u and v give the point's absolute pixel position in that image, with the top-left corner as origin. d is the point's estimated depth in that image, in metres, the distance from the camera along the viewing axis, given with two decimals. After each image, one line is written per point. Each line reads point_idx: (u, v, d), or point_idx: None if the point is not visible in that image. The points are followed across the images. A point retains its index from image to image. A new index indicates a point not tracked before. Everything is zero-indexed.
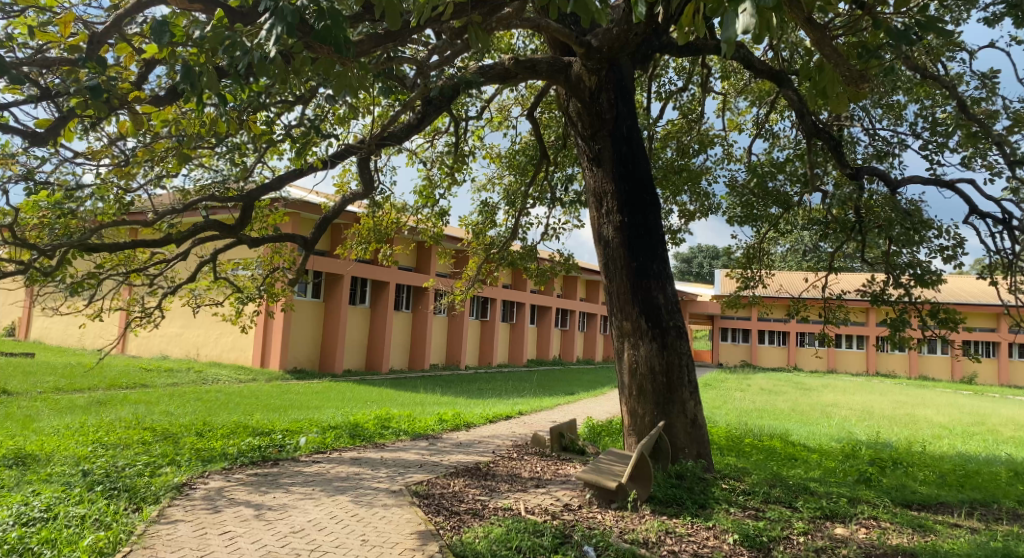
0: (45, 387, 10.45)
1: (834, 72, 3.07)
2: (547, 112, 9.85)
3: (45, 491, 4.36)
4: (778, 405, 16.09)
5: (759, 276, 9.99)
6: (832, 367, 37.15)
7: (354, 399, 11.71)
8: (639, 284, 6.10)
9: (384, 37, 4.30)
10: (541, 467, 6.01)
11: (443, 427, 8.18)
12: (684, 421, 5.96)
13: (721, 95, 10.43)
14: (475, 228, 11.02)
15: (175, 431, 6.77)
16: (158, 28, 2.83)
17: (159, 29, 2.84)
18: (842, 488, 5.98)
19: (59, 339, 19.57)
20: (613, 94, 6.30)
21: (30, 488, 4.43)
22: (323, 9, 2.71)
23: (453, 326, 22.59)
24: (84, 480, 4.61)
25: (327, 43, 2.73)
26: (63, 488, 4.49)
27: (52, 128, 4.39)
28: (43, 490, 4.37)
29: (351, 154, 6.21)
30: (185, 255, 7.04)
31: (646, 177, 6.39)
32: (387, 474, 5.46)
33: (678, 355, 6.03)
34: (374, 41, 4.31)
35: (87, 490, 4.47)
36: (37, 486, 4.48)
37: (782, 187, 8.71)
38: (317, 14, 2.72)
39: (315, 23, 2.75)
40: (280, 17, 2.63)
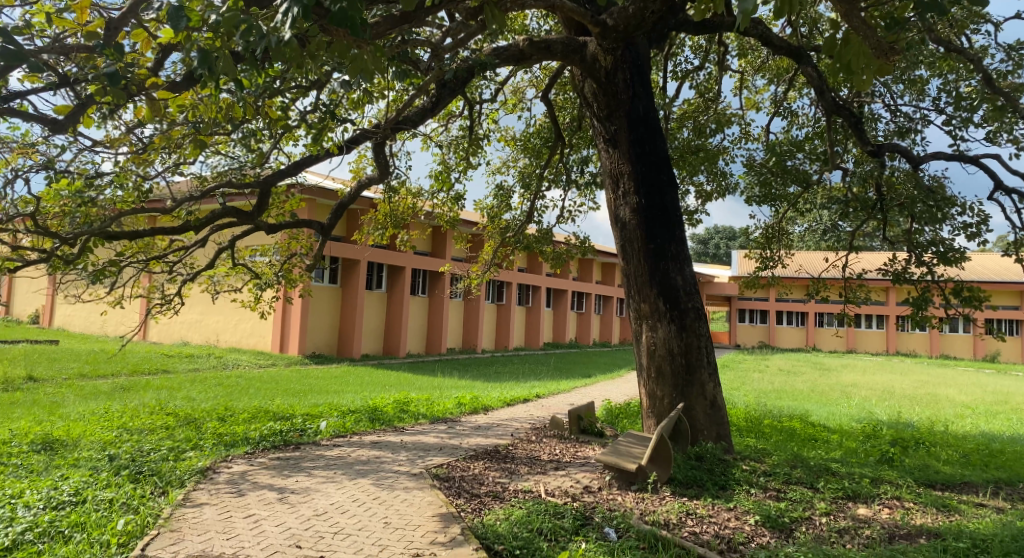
0: (70, 374, 10.65)
1: (861, 46, 2.97)
2: (562, 93, 9.74)
3: (73, 475, 4.45)
4: (797, 386, 15.97)
5: (778, 257, 9.87)
6: (852, 347, 36.76)
7: (372, 383, 11.80)
8: (656, 266, 6.05)
9: (399, 19, 4.28)
10: (560, 450, 6.02)
11: (461, 411, 8.22)
12: (703, 403, 5.92)
13: (738, 73, 10.24)
14: (490, 212, 10.98)
15: (197, 417, 6.86)
16: (173, 14, 2.75)
17: (174, 15, 2.78)
18: (864, 468, 5.93)
19: (82, 326, 19.93)
20: (629, 74, 6.21)
21: (59, 473, 4.52)
22: None
23: (469, 311, 22.66)
24: (110, 465, 4.70)
25: (342, 25, 2.68)
26: (90, 472, 4.58)
27: (71, 114, 4.33)
28: (72, 474, 4.46)
29: (367, 139, 6.20)
30: (203, 242, 7.09)
31: (663, 157, 6.30)
32: (407, 458, 5.51)
33: (696, 337, 5.98)
34: (389, 23, 4.28)
35: (114, 474, 4.55)
36: (65, 471, 4.58)
37: (801, 166, 8.56)
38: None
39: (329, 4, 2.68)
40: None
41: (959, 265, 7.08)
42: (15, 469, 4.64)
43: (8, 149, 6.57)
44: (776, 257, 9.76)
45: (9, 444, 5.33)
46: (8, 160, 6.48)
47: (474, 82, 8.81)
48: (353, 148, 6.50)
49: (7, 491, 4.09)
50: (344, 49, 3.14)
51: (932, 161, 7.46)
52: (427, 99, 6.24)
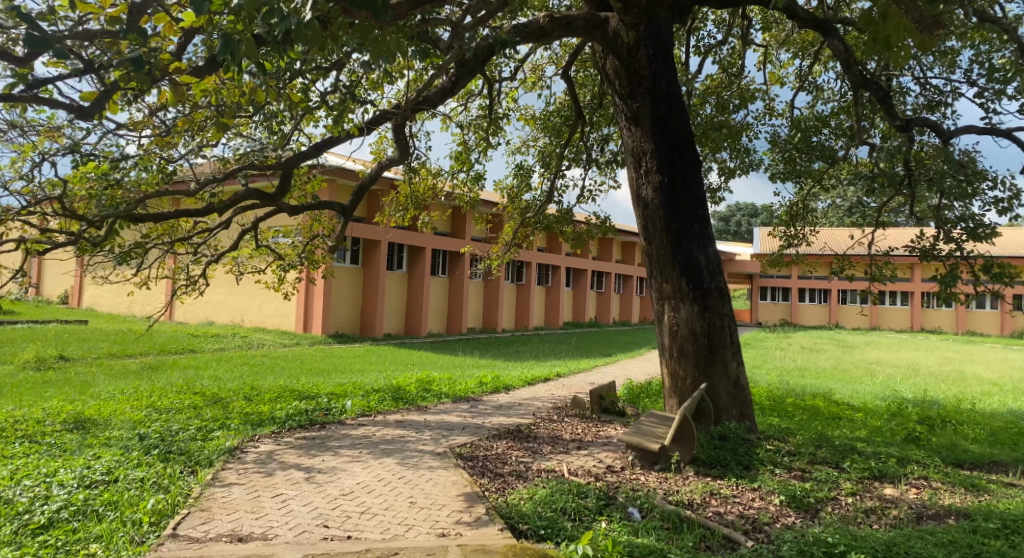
0: (99, 354, 10.90)
1: (900, 19, 2.91)
2: (582, 70, 9.58)
3: (105, 454, 4.57)
4: (821, 364, 15.82)
5: (803, 235, 9.69)
6: (876, 325, 36.25)
7: (394, 363, 11.91)
8: (679, 245, 5.98)
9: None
10: (582, 429, 6.03)
11: (483, 390, 8.27)
12: (727, 383, 5.88)
13: (763, 47, 9.98)
14: (510, 192, 10.92)
15: (224, 396, 6.99)
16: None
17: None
18: (890, 447, 5.85)
19: (110, 306, 20.35)
20: (651, 50, 6.08)
21: (92, 452, 4.64)
22: None
23: (489, 291, 22.70)
24: (141, 444, 4.81)
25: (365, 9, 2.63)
26: (122, 451, 4.70)
27: (96, 101, 4.43)
28: (104, 453, 4.58)
29: (387, 120, 6.18)
30: (227, 224, 7.15)
31: (687, 135, 6.18)
32: (431, 437, 5.56)
33: (720, 317, 5.93)
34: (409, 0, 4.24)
35: (145, 453, 4.66)
36: (97, 450, 4.69)
37: (826, 141, 8.36)
38: None
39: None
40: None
41: (991, 241, 6.86)
42: (50, 448, 4.77)
43: (33, 133, 6.65)
44: (801, 235, 9.58)
45: (44, 423, 5.47)
46: (34, 144, 6.57)
47: (492, 60, 8.71)
48: (373, 129, 6.49)
49: (42, 470, 4.21)
50: (367, 31, 3.06)
51: (964, 135, 7.24)
52: (446, 78, 6.19)
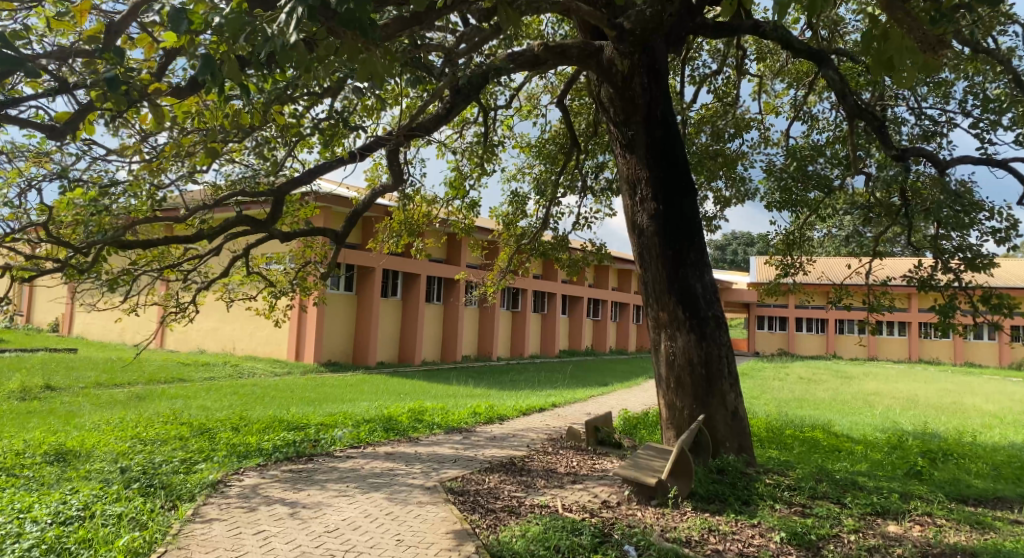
0: (87, 383, 10.71)
1: (902, 37, 2.83)
2: (578, 99, 9.63)
3: (84, 488, 4.42)
4: (819, 394, 15.67)
5: (799, 263, 9.64)
6: (873, 354, 36.15)
7: (388, 392, 11.73)
8: (675, 273, 5.91)
9: (410, 21, 4.15)
10: (577, 462, 5.89)
11: (476, 421, 8.12)
12: (725, 414, 5.76)
13: (757, 77, 10.08)
14: (506, 219, 10.91)
15: (211, 427, 6.84)
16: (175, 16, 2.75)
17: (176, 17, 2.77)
18: (892, 482, 5.72)
19: (100, 334, 20.13)
20: (647, 78, 6.06)
21: (70, 486, 4.49)
22: None
23: (485, 318, 22.58)
24: (121, 478, 4.66)
25: (351, 27, 2.59)
26: (101, 485, 4.54)
27: (70, 121, 4.33)
28: (82, 488, 4.42)
29: (381, 147, 6.14)
30: (218, 250, 7.07)
31: (682, 162, 6.15)
32: (421, 470, 5.41)
33: (717, 346, 5.83)
34: (401, 24, 4.18)
35: (124, 487, 4.51)
36: (76, 484, 4.54)
37: (822, 171, 8.38)
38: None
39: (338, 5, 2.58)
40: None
41: (989, 272, 6.85)
42: (26, 482, 4.61)
43: (23, 158, 6.59)
44: (798, 264, 9.53)
45: (23, 455, 5.31)
46: (22, 169, 6.51)
47: (488, 88, 8.76)
48: (366, 155, 6.45)
49: (16, 506, 4.05)
50: (354, 53, 2.99)
51: (959, 165, 7.26)
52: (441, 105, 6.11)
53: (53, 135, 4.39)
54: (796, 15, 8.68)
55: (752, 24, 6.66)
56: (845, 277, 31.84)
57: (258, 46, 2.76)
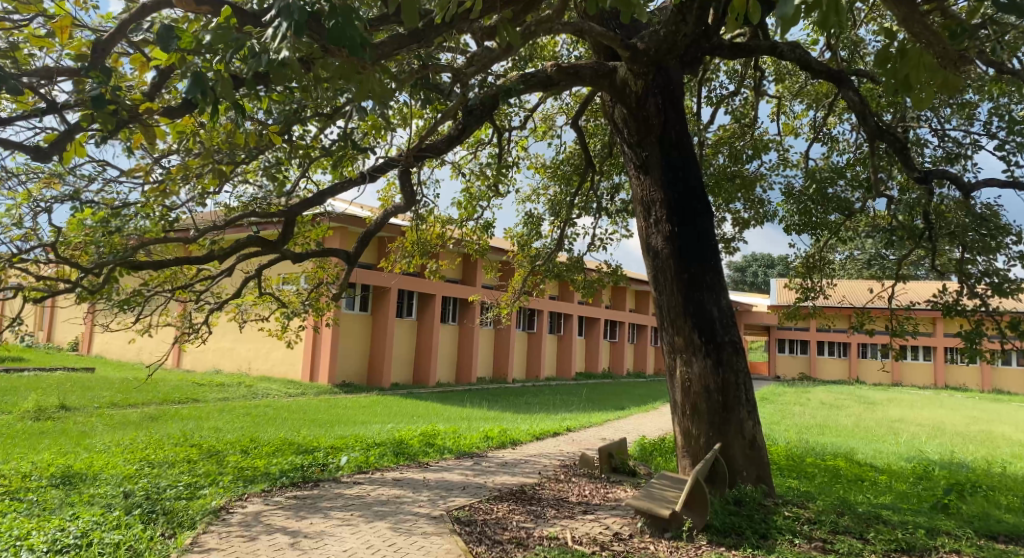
0: (101, 403, 10.77)
1: (921, 57, 2.77)
2: (593, 120, 9.60)
3: (84, 514, 4.38)
4: (842, 421, 15.26)
5: (820, 287, 9.43)
6: (897, 379, 35.29)
7: (401, 414, 11.65)
8: (691, 296, 5.79)
9: (408, 38, 3.81)
10: (590, 491, 5.74)
11: (488, 445, 8.00)
12: (742, 443, 5.59)
13: (776, 98, 9.99)
14: (520, 240, 10.87)
15: (221, 449, 6.82)
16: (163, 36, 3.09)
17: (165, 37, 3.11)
18: (918, 516, 5.46)
19: (119, 354, 20.34)
20: (661, 99, 6.00)
21: (71, 511, 4.45)
22: (335, 6, 2.44)
23: (501, 339, 22.47)
24: (124, 504, 4.61)
25: (341, 45, 2.47)
26: (102, 511, 4.50)
27: (56, 141, 4.02)
28: (83, 513, 4.38)
29: (393, 168, 6.14)
30: (230, 270, 7.09)
31: (698, 184, 6.07)
32: (429, 498, 5.30)
33: (734, 372, 5.68)
34: (395, 42, 3.80)
35: (126, 513, 4.47)
36: (77, 509, 4.50)
37: (842, 193, 8.24)
38: (328, 12, 2.46)
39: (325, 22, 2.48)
40: (289, 16, 2.37)
41: (1017, 297, 6.61)
42: (28, 506, 4.58)
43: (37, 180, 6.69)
44: (818, 287, 9.33)
45: (30, 478, 5.31)
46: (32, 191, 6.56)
47: (502, 109, 8.77)
48: (377, 177, 6.44)
49: (14, 532, 4.01)
50: (352, 72, 2.95)
51: (984, 188, 7.06)
52: (453, 126, 6.07)
53: (37, 155, 4.08)
54: (814, 36, 8.60)
55: (769, 44, 6.63)
56: (866, 301, 31.30)
57: (250, 66, 2.72)
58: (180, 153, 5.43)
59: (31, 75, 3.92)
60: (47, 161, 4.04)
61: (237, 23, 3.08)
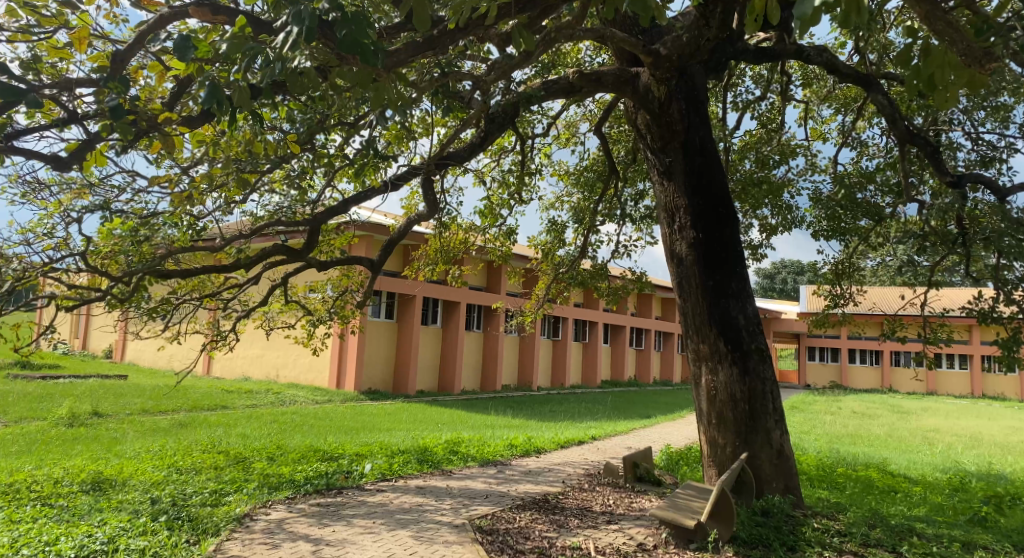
0: (133, 410, 11.00)
1: (948, 56, 2.72)
2: (616, 126, 9.54)
3: (113, 520, 4.45)
4: (874, 430, 14.87)
5: (850, 293, 9.21)
6: (932, 389, 34.30)
7: (426, 421, 11.68)
8: (715, 303, 5.69)
9: (424, 45, 3.83)
10: (614, 500, 5.66)
11: (512, 453, 7.96)
12: (770, 453, 5.46)
13: (803, 102, 9.83)
14: (544, 247, 10.85)
15: (247, 455, 6.91)
16: (181, 45, 2.84)
17: (182, 46, 2.86)
18: (954, 530, 5.25)
19: (151, 362, 20.78)
20: (685, 104, 5.90)
21: (99, 517, 4.53)
22: (346, 13, 2.43)
23: (526, 347, 22.43)
24: (150, 509, 4.68)
25: (351, 53, 2.46)
26: (129, 516, 4.57)
27: (75, 150, 4.07)
28: (110, 519, 4.46)
29: (415, 176, 6.18)
30: (256, 278, 7.17)
31: (722, 189, 5.96)
32: (451, 506, 5.29)
33: (761, 381, 5.55)
34: (412, 49, 3.79)
35: (152, 519, 4.53)
36: (105, 515, 4.58)
37: (872, 198, 8.06)
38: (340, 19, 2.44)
39: (338, 30, 2.47)
40: (299, 21, 2.38)
41: None
42: (59, 512, 4.68)
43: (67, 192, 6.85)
44: (848, 294, 9.09)
45: (61, 484, 5.42)
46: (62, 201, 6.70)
47: (525, 117, 8.76)
48: (400, 185, 6.49)
49: (43, 537, 4.09)
50: (366, 78, 2.94)
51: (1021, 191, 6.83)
52: (476, 133, 6.33)
53: (56, 165, 4.12)
54: (842, 39, 8.46)
55: (795, 48, 6.62)
56: (898, 308, 30.57)
57: (264, 73, 2.73)
58: (205, 162, 5.50)
59: (50, 87, 3.93)
60: (66, 171, 4.10)
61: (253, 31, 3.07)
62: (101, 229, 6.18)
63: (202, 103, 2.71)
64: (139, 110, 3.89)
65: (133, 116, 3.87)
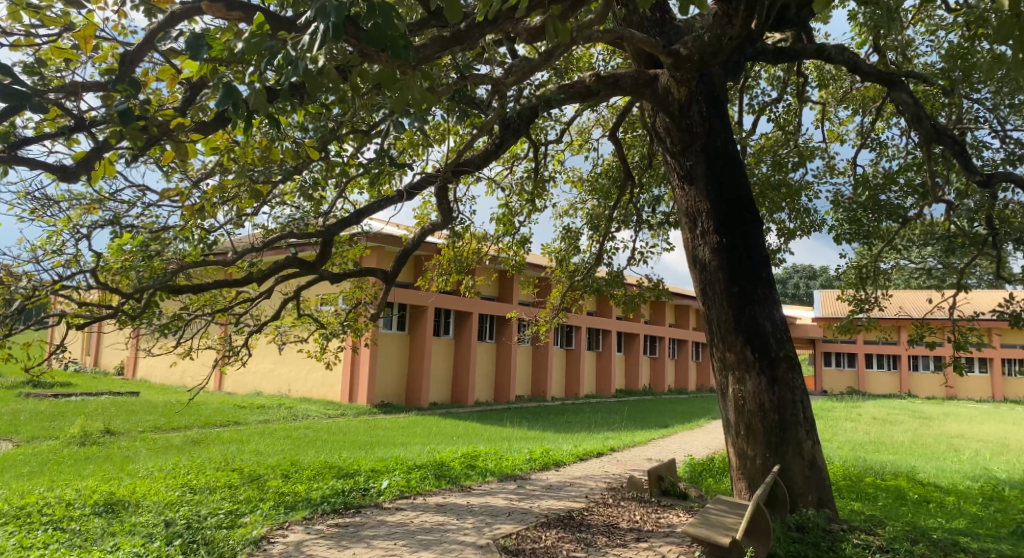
0: (145, 427, 10.91)
1: None
2: (630, 131, 9.41)
3: (126, 545, 4.32)
4: (897, 437, 14.56)
5: (875, 298, 8.96)
6: (951, 394, 33.74)
7: (440, 434, 11.53)
8: (742, 310, 5.51)
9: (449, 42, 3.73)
10: (641, 516, 5.47)
11: (531, 467, 7.78)
12: (802, 464, 5.26)
13: (820, 104, 9.67)
14: (558, 256, 10.70)
15: (262, 473, 6.78)
16: (193, 44, 2.75)
17: (194, 45, 2.77)
18: (1001, 544, 5.00)
19: (163, 378, 20.76)
20: (705, 106, 5.78)
21: (112, 542, 4.40)
22: (372, 5, 2.32)
23: (538, 357, 22.23)
24: (164, 533, 4.54)
25: (377, 47, 2.35)
26: (143, 541, 4.43)
27: (85, 160, 3.90)
28: (123, 544, 4.32)
29: (429, 185, 6.07)
30: (269, 292, 7.07)
31: (745, 193, 5.81)
32: (474, 525, 5.12)
33: (791, 390, 5.38)
34: (437, 45, 3.76)
35: (167, 543, 4.39)
36: (118, 539, 4.45)
37: (895, 200, 7.88)
38: (365, 13, 2.33)
39: (362, 24, 2.37)
40: (322, 17, 2.27)
41: None
42: (71, 537, 4.55)
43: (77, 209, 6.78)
44: (872, 298, 8.85)
45: (73, 507, 5.30)
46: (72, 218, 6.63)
47: (538, 123, 8.65)
48: (414, 194, 6.39)
49: None
50: (389, 76, 2.82)
51: None
52: (489, 141, 6.23)
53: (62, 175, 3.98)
54: (859, 39, 8.32)
55: (815, 47, 6.50)
56: (923, 312, 30.21)
57: (283, 74, 2.61)
58: (216, 173, 5.41)
59: (56, 91, 3.76)
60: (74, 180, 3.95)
61: (269, 30, 2.95)
62: (112, 245, 6.09)
63: (216, 105, 2.58)
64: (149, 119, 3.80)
65: (144, 127, 3.77)
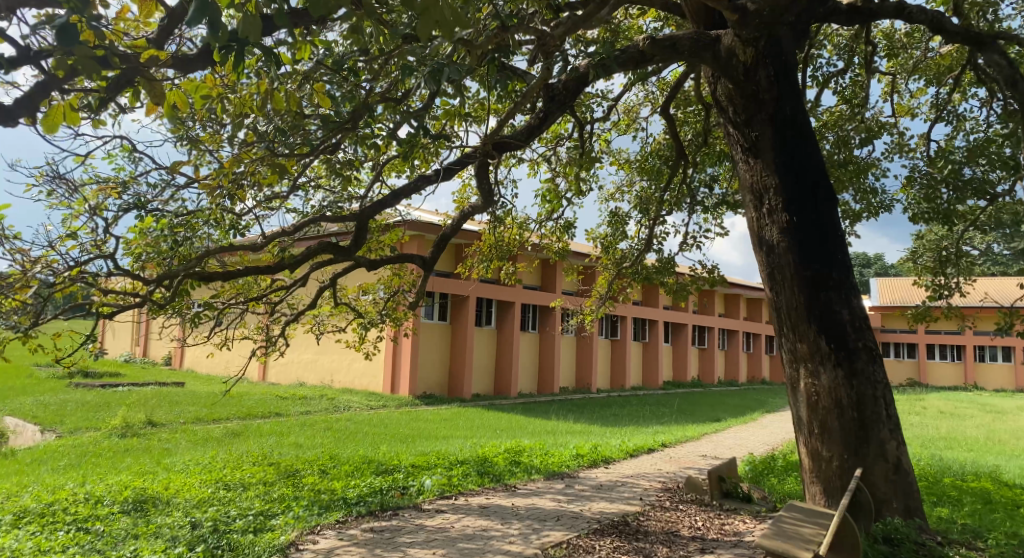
0: (187, 419, 10.98)
1: None
2: (681, 108, 8.84)
3: (145, 551, 4.11)
4: (970, 432, 13.59)
5: (956, 283, 8.16)
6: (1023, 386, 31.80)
7: (483, 428, 11.25)
8: (815, 297, 4.97)
9: None
10: (703, 523, 5.01)
11: (579, 464, 7.39)
12: (886, 467, 4.72)
13: (889, 74, 8.90)
14: (603, 242, 10.24)
15: (299, 469, 6.59)
16: None
17: None
18: None
19: (208, 369, 21.12)
20: (774, 69, 5.21)
21: (132, 547, 4.21)
22: None
23: (582, 347, 21.75)
24: (188, 537, 4.34)
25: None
26: (164, 546, 4.23)
27: (26, 99, 3.63)
28: (143, 550, 4.12)
29: (467, 166, 5.72)
30: (304, 280, 6.83)
31: (819, 167, 5.25)
32: (520, 532, 4.75)
33: (872, 385, 4.83)
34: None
35: (189, 550, 4.17)
36: (139, 544, 4.25)
37: (983, 173, 7.12)
38: None
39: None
40: None
41: None
42: (92, 540, 4.40)
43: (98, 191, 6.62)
44: (953, 284, 8.06)
45: (102, 504, 5.19)
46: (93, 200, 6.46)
47: (582, 100, 8.17)
48: (452, 175, 6.04)
49: None
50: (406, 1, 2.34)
51: None
52: (531, 117, 5.83)
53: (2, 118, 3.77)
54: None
55: (894, 5, 5.82)
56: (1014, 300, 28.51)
57: None
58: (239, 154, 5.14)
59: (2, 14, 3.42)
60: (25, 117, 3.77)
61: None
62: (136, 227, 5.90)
63: (189, 23, 2.18)
64: (154, 81, 3.51)
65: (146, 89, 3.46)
